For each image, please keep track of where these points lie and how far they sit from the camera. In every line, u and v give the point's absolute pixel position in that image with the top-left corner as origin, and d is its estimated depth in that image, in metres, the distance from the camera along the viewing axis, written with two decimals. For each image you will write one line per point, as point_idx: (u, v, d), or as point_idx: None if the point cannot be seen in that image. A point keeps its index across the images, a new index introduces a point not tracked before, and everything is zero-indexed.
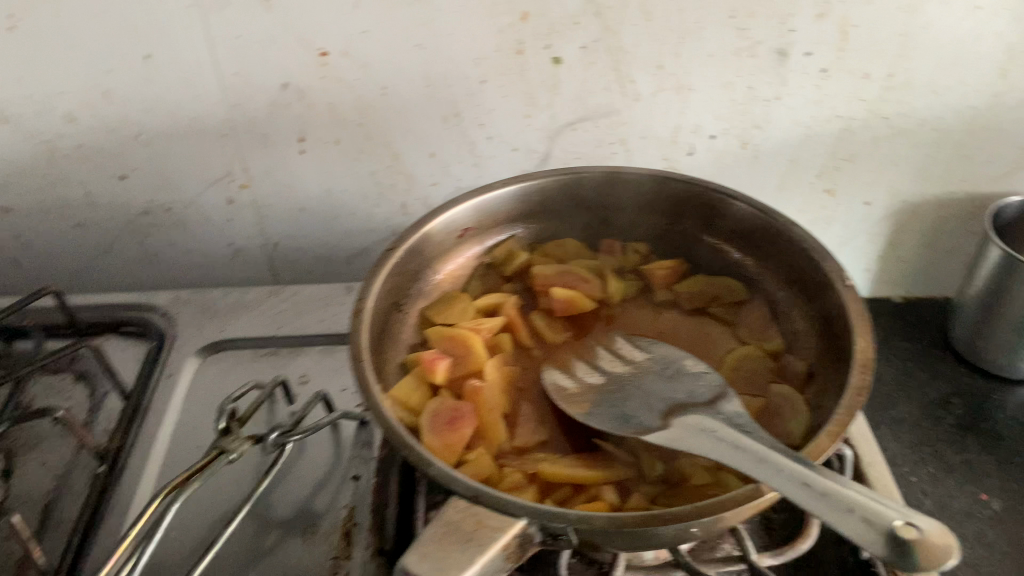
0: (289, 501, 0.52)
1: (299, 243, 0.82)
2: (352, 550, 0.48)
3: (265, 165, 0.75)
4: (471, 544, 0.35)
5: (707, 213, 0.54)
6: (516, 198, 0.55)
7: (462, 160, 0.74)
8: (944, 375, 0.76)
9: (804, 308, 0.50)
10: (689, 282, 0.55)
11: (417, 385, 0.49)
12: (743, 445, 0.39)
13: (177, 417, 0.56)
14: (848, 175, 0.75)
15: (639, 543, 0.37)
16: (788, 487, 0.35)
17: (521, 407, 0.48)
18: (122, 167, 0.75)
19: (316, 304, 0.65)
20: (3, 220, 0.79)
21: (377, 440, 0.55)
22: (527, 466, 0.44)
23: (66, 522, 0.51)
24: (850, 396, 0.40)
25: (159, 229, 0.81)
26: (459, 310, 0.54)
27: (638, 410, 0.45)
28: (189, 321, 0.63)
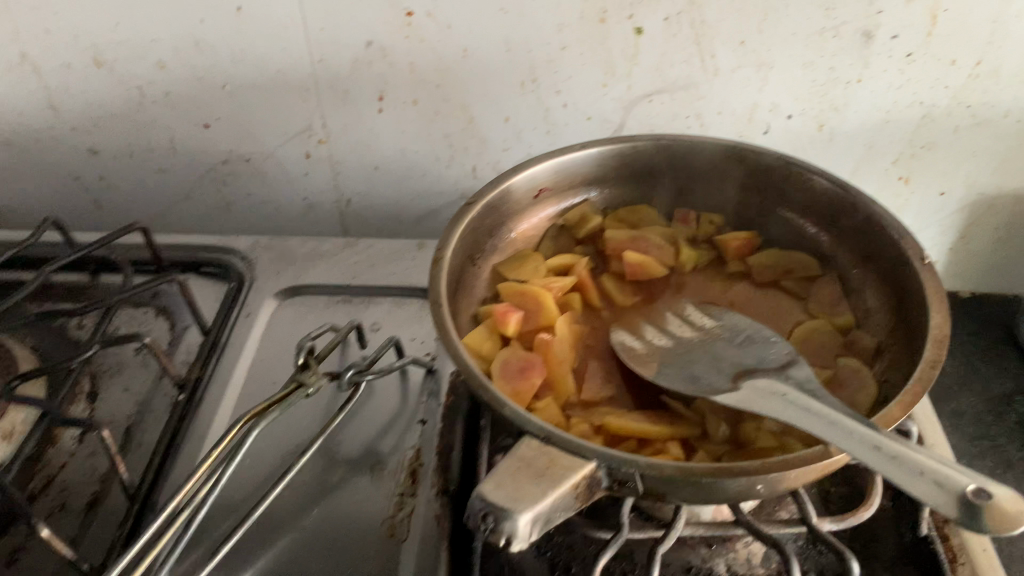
0: (358, 441, 0.54)
1: (371, 201, 0.84)
2: (417, 488, 0.50)
3: (344, 122, 0.77)
4: (544, 479, 0.36)
5: (785, 187, 0.54)
6: (595, 162, 0.55)
7: (536, 127, 0.75)
8: (1009, 372, 0.75)
9: (878, 286, 0.50)
10: (761, 255, 0.55)
11: (489, 335, 0.50)
12: (813, 409, 0.39)
13: (254, 355, 0.58)
14: (925, 163, 0.74)
15: (704, 495, 0.38)
16: (859, 450, 0.36)
17: (589, 363, 0.50)
18: (208, 116, 0.78)
19: (389, 258, 0.67)
20: (92, 161, 0.83)
21: (444, 390, 0.56)
22: (594, 418, 0.45)
23: (147, 443, 0.53)
24: (923, 368, 0.40)
25: (237, 180, 0.83)
26: (532, 267, 0.54)
27: (707, 372, 0.46)
28: (267, 266, 0.65)
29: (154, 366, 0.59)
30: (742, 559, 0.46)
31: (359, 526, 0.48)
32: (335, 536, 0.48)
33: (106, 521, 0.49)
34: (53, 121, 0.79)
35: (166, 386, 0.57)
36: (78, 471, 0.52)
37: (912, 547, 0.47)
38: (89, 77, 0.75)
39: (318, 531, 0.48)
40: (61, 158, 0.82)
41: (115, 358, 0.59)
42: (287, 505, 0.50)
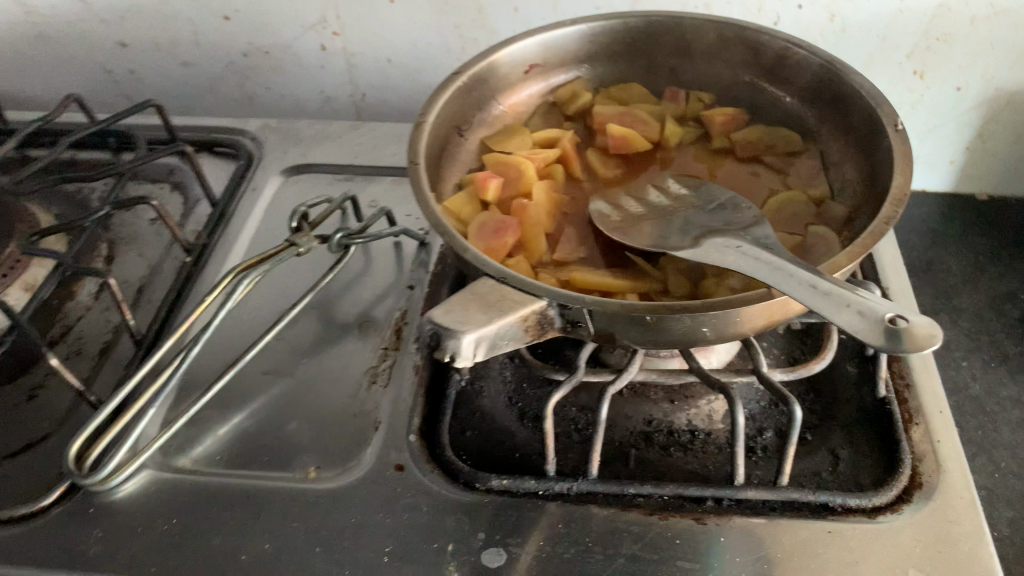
0: (350, 304, 0.57)
1: (386, 95, 0.86)
2: (401, 344, 0.53)
3: (357, 13, 0.78)
4: (493, 309, 0.38)
5: (771, 63, 0.54)
6: (584, 38, 0.56)
7: (545, 17, 0.76)
8: (1016, 272, 0.75)
9: (854, 157, 0.50)
10: (746, 131, 0.56)
11: (470, 200, 0.52)
12: (761, 256, 0.41)
13: (258, 225, 0.61)
14: (941, 56, 0.73)
15: (652, 335, 0.40)
16: (795, 288, 0.37)
17: (565, 228, 0.51)
18: (226, 8, 0.80)
19: (392, 140, 0.69)
20: (121, 54, 0.86)
21: (434, 259, 0.59)
22: (562, 274, 0.47)
23: (155, 300, 0.57)
24: (877, 224, 0.41)
25: (257, 73, 0.86)
26: (518, 140, 0.56)
27: (674, 234, 0.47)
28: (276, 146, 0.68)
29: (167, 235, 0.63)
30: (703, 415, 0.49)
31: (344, 376, 0.51)
32: (321, 382, 0.51)
33: (116, 366, 0.53)
34: (83, 13, 0.82)
35: (176, 252, 0.61)
36: (93, 324, 0.56)
37: (870, 410, 0.48)
38: None
39: (306, 379, 0.52)
40: (92, 51, 0.86)
41: (131, 227, 0.63)
42: (280, 357, 0.53)
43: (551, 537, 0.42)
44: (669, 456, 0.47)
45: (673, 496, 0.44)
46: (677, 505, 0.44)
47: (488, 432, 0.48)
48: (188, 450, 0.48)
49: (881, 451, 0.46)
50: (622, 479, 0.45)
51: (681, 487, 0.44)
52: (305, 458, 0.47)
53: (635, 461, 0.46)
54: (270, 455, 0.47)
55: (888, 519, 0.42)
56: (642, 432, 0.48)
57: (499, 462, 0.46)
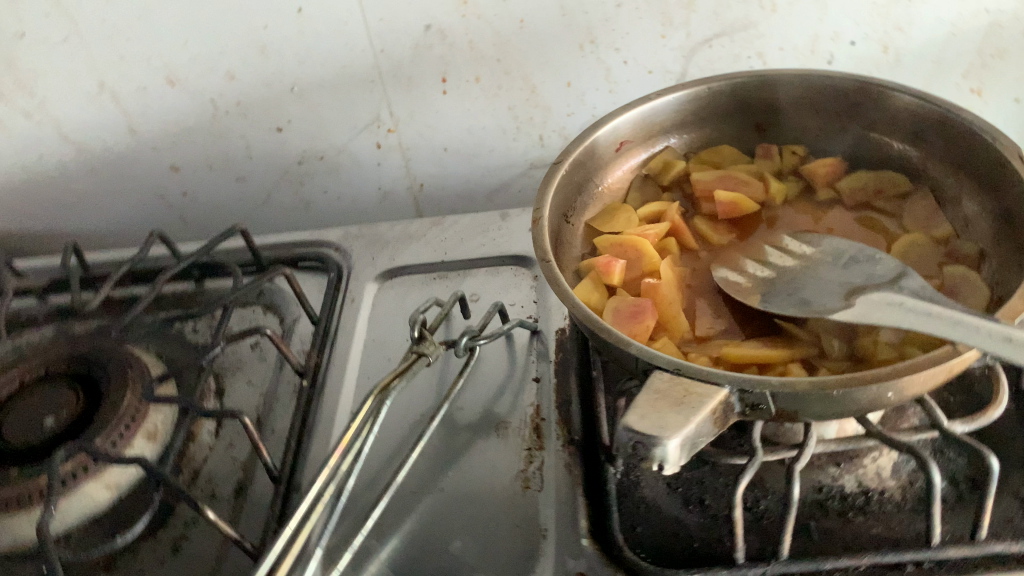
0: (476, 404, 0.56)
1: (443, 182, 0.86)
2: (543, 441, 0.52)
3: (409, 108, 0.78)
4: (684, 406, 0.37)
5: (865, 109, 0.54)
6: (672, 108, 0.56)
7: (599, 87, 0.76)
8: None
9: (974, 191, 0.50)
10: (850, 178, 0.56)
11: (596, 286, 0.51)
12: (934, 311, 0.40)
13: (366, 337, 0.61)
14: (998, 73, 0.73)
15: (837, 407, 0.40)
16: (991, 344, 0.37)
17: (696, 302, 0.51)
18: (279, 120, 0.80)
19: (476, 231, 0.69)
20: (173, 177, 0.86)
21: (552, 349, 0.58)
22: (710, 350, 0.47)
23: (280, 430, 0.56)
24: None
25: (313, 177, 0.86)
26: (624, 219, 0.56)
27: (818, 295, 0.47)
28: (363, 253, 0.68)
29: (272, 358, 0.62)
30: (872, 474, 0.48)
31: (493, 482, 0.50)
32: (471, 492, 0.50)
33: (256, 504, 0.52)
34: (134, 144, 0.82)
35: (287, 375, 0.60)
36: (219, 462, 0.55)
37: None
38: (164, 97, 0.78)
39: (455, 490, 0.50)
40: (145, 178, 0.86)
41: (233, 355, 0.62)
42: (421, 471, 0.52)
43: None
44: (851, 523, 0.45)
45: (871, 566, 0.43)
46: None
47: (659, 523, 0.47)
48: None
49: None
50: (814, 555, 0.43)
51: (879, 555, 0.42)
52: None
53: (819, 533, 0.45)
54: None
55: None
56: (816, 501, 0.47)
57: (680, 554, 0.45)
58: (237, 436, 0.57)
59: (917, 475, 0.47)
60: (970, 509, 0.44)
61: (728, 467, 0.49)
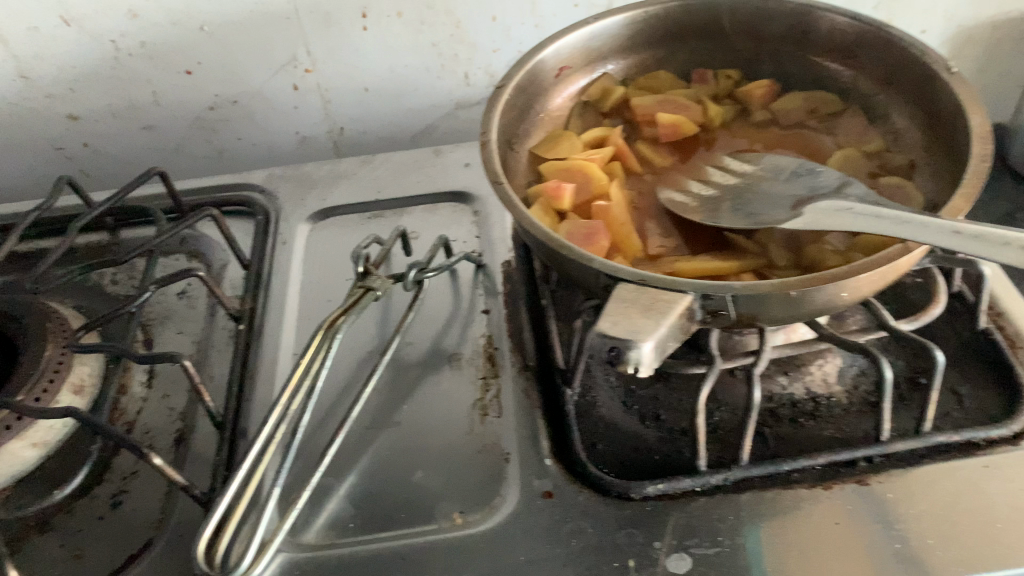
0: (425, 338, 0.54)
1: (365, 126, 0.83)
2: (498, 370, 0.51)
3: (328, 46, 0.75)
4: (653, 312, 0.37)
5: (798, 30, 0.55)
6: (611, 34, 0.56)
7: (524, 21, 0.75)
8: (1005, 193, 0.80)
9: (905, 106, 0.52)
10: (785, 100, 0.57)
11: (546, 211, 0.51)
12: (882, 214, 0.41)
13: (303, 277, 0.59)
14: (905, 3, 0.76)
15: (795, 309, 0.40)
16: (941, 239, 0.38)
17: (645, 223, 0.52)
18: (188, 62, 0.75)
19: (408, 169, 0.67)
20: (72, 127, 0.79)
21: (499, 282, 0.57)
22: (664, 266, 0.47)
23: (219, 376, 0.53)
24: (975, 164, 0.42)
25: (226, 124, 0.81)
26: (568, 145, 0.56)
27: (765, 208, 0.47)
28: (291, 194, 0.66)
29: (202, 305, 0.59)
30: (818, 380, 0.49)
31: (450, 414, 0.49)
32: (429, 424, 0.49)
33: (201, 451, 0.50)
34: (26, 91, 0.75)
35: (221, 321, 0.57)
36: (155, 413, 0.53)
37: (970, 343, 0.50)
38: (60, 39, 0.71)
39: (412, 424, 0.49)
40: (38, 129, 0.79)
41: (160, 305, 0.59)
42: (373, 407, 0.50)
43: (729, 529, 0.42)
44: (802, 427, 0.47)
45: (826, 465, 0.44)
46: (832, 473, 0.44)
47: (619, 440, 0.47)
48: (313, 523, 0.45)
49: (997, 381, 0.48)
50: (772, 458, 0.45)
51: (834, 454, 0.44)
52: (445, 505, 0.45)
53: (774, 438, 0.46)
54: (406, 510, 0.45)
55: None
56: (768, 409, 0.48)
57: (643, 467, 0.46)
58: (172, 386, 0.54)
59: (861, 377, 0.49)
60: (912, 406, 0.47)
61: (682, 382, 0.50)
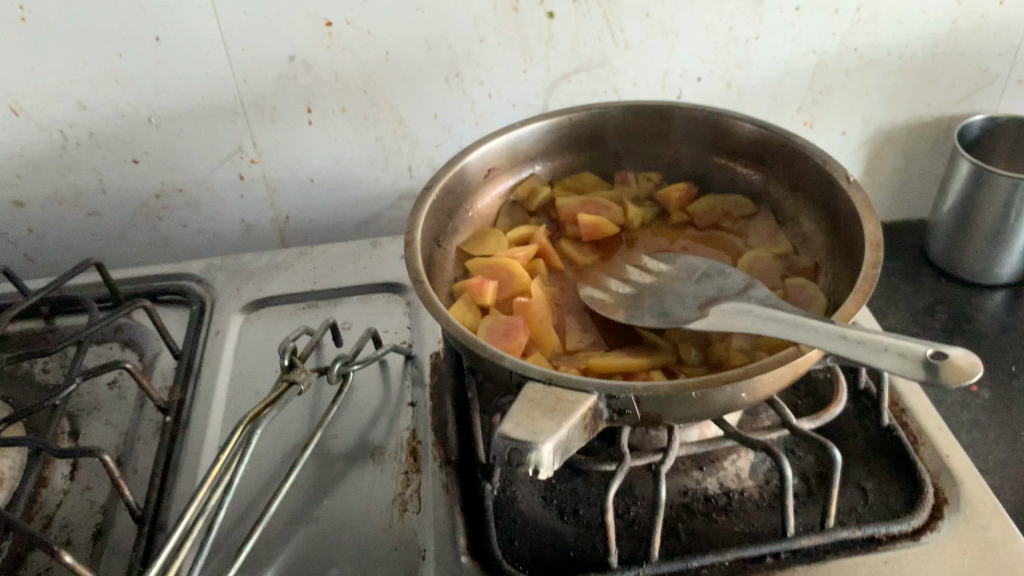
0: (350, 431, 0.55)
1: (311, 214, 0.85)
2: (420, 464, 0.52)
3: (275, 139, 0.77)
4: (556, 413, 0.38)
5: (711, 137, 0.59)
6: (536, 138, 0.60)
7: (465, 119, 0.78)
8: (926, 287, 0.84)
9: (810, 210, 0.55)
10: (700, 202, 0.61)
11: (469, 306, 0.53)
12: (779, 317, 0.43)
13: (234, 367, 0.59)
14: (826, 107, 0.81)
15: (697, 409, 0.42)
16: (829, 343, 0.40)
17: (565, 319, 0.54)
18: (135, 151, 0.76)
19: (346, 260, 0.69)
20: (17, 213, 0.80)
21: (427, 373, 0.58)
22: (579, 362, 0.49)
23: (142, 469, 0.53)
24: (867, 270, 0.45)
25: (172, 211, 0.82)
26: (494, 242, 0.58)
27: (676, 307, 0.49)
28: (228, 284, 0.67)
29: (132, 395, 0.59)
30: (731, 475, 0.51)
31: (371, 509, 0.50)
32: (348, 520, 0.49)
33: (117, 547, 0.49)
34: None
35: (149, 413, 0.57)
36: (74, 506, 0.52)
37: (877, 438, 0.52)
38: (8, 128, 0.73)
39: (331, 520, 0.49)
40: None
41: (89, 395, 0.59)
42: (295, 501, 0.51)
43: None
44: (714, 522, 0.48)
45: (734, 560, 0.45)
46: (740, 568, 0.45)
47: (535, 536, 0.48)
48: None
49: (901, 476, 0.49)
50: (682, 554, 0.45)
51: (741, 550, 0.45)
52: None
53: (686, 533, 0.47)
54: None
55: (931, 537, 0.44)
56: (682, 504, 0.49)
57: (557, 563, 0.46)
58: (94, 478, 0.54)
59: (772, 472, 0.50)
60: (819, 502, 0.48)
61: (600, 477, 0.51)
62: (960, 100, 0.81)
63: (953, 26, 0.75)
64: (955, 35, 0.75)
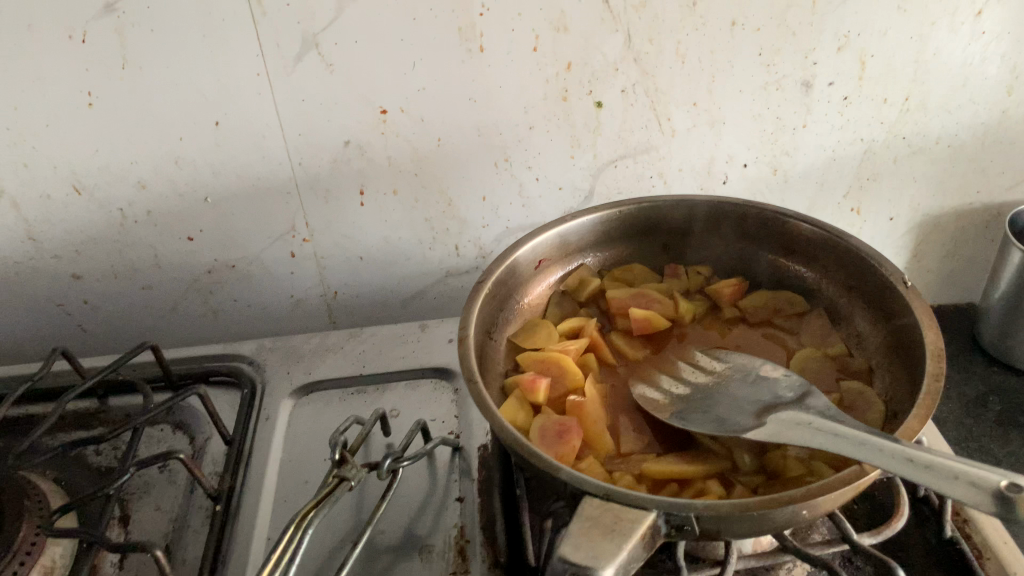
0: (398, 526, 0.54)
1: (358, 291, 0.86)
2: (468, 564, 0.51)
3: (326, 220, 0.79)
4: (615, 533, 0.38)
5: (763, 232, 0.60)
6: (586, 230, 0.61)
7: (512, 202, 0.79)
8: (978, 375, 0.83)
9: (866, 312, 0.55)
10: (752, 297, 0.61)
11: (521, 404, 0.53)
12: (840, 432, 0.43)
13: (284, 454, 0.60)
14: (874, 193, 0.80)
15: (757, 527, 0.41)
16: (894, 465, 0.39)
17: (618, 418, 0.53)
18: (191, 229, 0.78)
19: (394, 344, 0.70)
20: (74, 286, 0.81)
21: (475, 465, 0.58)
22: (633, 467, 0.49)
23: (191, 559, 0.53)
24: (929, 382, 0.44)
25: (223, 286, 0.84)
26: (545, 335, 0.59)
27: (731, 412, 0.49)
28: (278, 366, 0.68)
29: (182, 480, 0.59)
30: None
31: None
32: None
33: None
34: (33, 253, 0.78)
35: (198, 499, 0.58)
36: None
37: (939, 549, 0.50)
38: (70, 205, 0.75)
39: None
40: (41, 287, 0.81)
41: (141, 479, 0.60)
42: None
43: None
44: None
45: None
46: None
47: None
48: None
49: None
50: None
51: None
52: None
53: None
54: None
55: None
56: None
57: None
58: (142, 567, 0.54)
59: None
60: None
61: None
62: (1011, 187, 0.80)
63: (1003, 116, 0.74)
64: (1006, 124, 0.75)
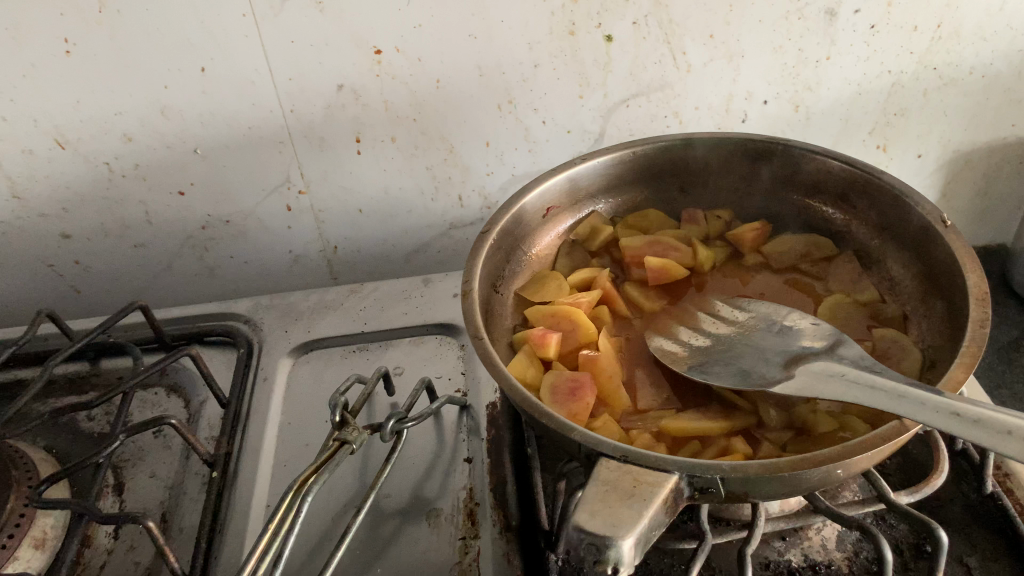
0: (404, 488, 0.52)
1: (359, 244, 0.83)
2: (478, 528, 0.49)
3: (323, 170, 0.75)
4: (635, 498, 0.35)
5: (787, 172, 0.56)
6: (597, 173, 0.57)
7: (517, 147, 0.75)
8: (1009, 319, 0.79)
9: (900, 254, 0.51)
10: (776, 242, 0.57)
11: (530, 360, 0.50)
12: (878, 384, 0.39)
13: (283, 417, 0.57)
14: (901, 129, 0.76)
15: (789, 488, 0.37)
16: (940, 420, 0.36)
17: (634, 373, 0.50)
18: (181, 184, 0.75)
19: (397, 298, 0.66)
20: (64, 246, 0.78)
21: (483, 425, 0.55)
22: (651, 425, 0.46)
23: (189, 527, 0.51)
24: (974, 330, 0.40)
25: (218, 242, 0.80)
26: (554, 286, 0.55)
27: (756, 364, 0.45)
28: (276, 325, 0.65)
29: (178, 445, 0.57)
30: (817, 546, 0.46)
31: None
32: None
33: None
34: (19, 211, 0.75)
35: (195, 465, 0.55)
36: (119, 567, 0.50)
37: (979, 506, 0.47)
38: (54, 161, 0.71)
39: None
40: (31, 248, 0.78)
41: (135, 445, 0.57)
42: (345, 566, 0.48)
43: None
44: None
45: None
46: None
47: None
48: None
49: (1010, 552, 0.45)
50: None
51: None
52: None
53: None
54: None
55: None
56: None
57: None
58: (138, 536, 0.51)
59: (862, 543, 0.46)
60: None
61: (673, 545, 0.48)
62: None
63: None
64: None
